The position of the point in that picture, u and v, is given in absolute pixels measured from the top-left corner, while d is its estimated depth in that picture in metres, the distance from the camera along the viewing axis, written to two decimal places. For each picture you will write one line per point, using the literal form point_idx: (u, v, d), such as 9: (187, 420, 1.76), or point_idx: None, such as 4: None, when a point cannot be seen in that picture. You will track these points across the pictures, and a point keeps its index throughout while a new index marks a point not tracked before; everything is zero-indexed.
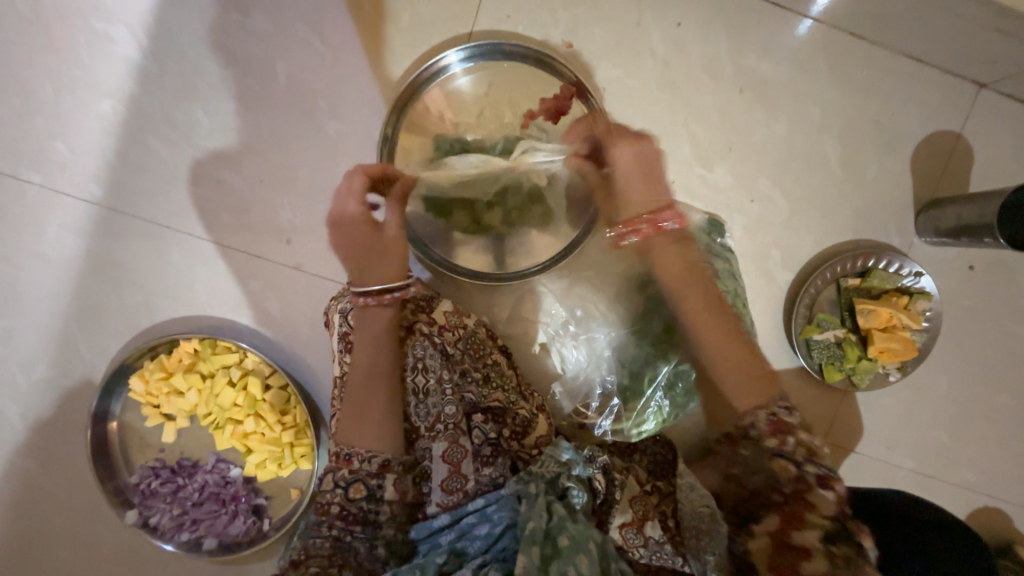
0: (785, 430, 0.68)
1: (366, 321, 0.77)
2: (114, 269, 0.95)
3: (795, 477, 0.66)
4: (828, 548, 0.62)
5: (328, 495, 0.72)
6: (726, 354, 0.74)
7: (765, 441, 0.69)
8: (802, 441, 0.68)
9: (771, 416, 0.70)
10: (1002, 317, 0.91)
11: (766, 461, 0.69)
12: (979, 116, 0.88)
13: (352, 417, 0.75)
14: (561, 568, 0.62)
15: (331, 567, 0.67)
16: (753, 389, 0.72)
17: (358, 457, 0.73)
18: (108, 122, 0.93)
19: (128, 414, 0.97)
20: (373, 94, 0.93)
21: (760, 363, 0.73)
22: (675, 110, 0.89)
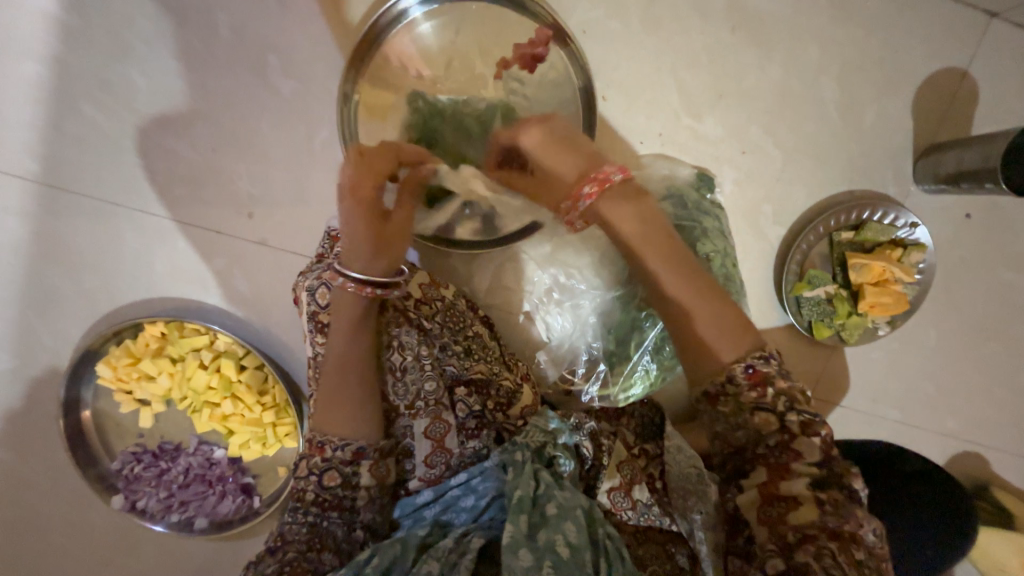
0: (765, 381, 0.57)
1: (336, 307, 0.71)
2: (65, 252, 0.89)
3: (779, 430, 0.56)
4: (817, 495, 0.55)
5: (303, 484, 0.69)
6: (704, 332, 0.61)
7: (745, 396, 0.57)
8: (781, 390, 0.57)
9: (750, 368, 0.57)
10: (996, 265, 0.89)
11: (745, 415, 0.58)
12: (988, 50, 0.82)
13: (324, 404, 0.71)
14: (549, 537, 0.61)
15: (308, 552, 0.66)
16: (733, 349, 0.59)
17: (330, 445, 0.70)
18: (34, 87, 0.83)
19: (101, 401, 0.94)
20: (329, 46, 0.84)
21: (737, 320, 0.61)
22: (662, 53, 0.81)
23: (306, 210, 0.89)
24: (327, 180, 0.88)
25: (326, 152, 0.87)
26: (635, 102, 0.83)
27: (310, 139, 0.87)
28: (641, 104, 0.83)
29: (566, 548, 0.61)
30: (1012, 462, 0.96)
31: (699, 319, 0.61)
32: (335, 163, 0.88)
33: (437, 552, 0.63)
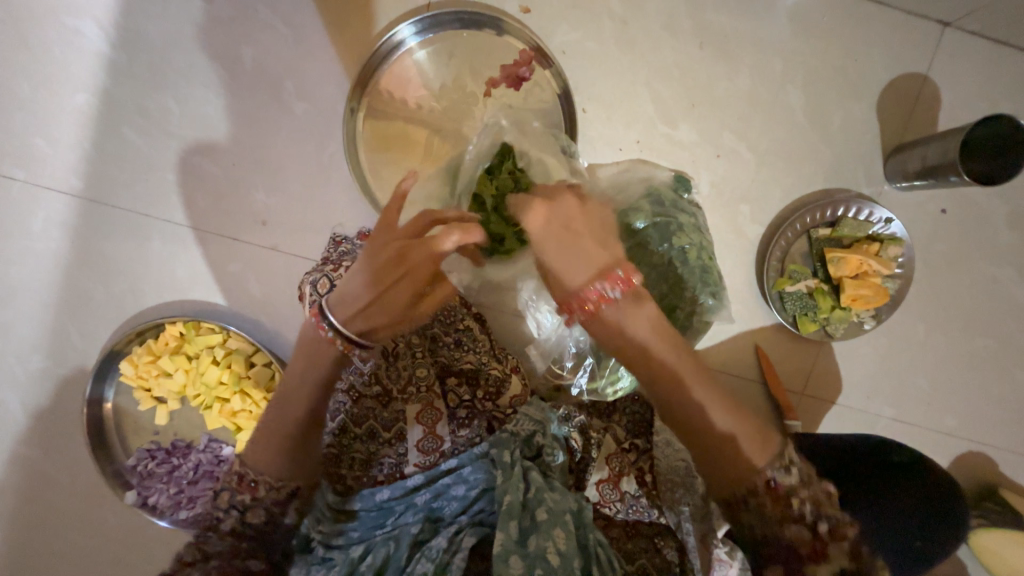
0: (786, 493, 0.58)
1: (309, 355, 0.67)
2: (99, 259, 0.98)
3: (794, 519, 0.57)
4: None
5: (222, 516, 0.67)
6: (709, 421, 0.61)
7: (756, 493, 0.59)
8: (800, 492, 0.57)
9: (771, 482, 0.58)
10: (977, 260, 0.90)
11: (746, 487, 0.59)
12: (945, 56, 0.87)
13: (265, 439, 0.68)
14: (540, 544, 0.63)
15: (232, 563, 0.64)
16: (755, 453, 0.59)
17: (263, 485, 0.67)
18: (83, 115, 0.95)
19: (122, 399, 1.00)
20: (338, 73, 0.94)
21: (738, 427, 0.61)
22: (636, 68, 0.89)
23: (315, 218, 0.97)
24: (334, 191, 0.97)
25: (334, 165, 0.96)
26: (613, 113, 0.90)
27: (319, 153, 0.96)
28: (619, 114, 0.90)
29: (555, 555, 0.63)
30: (1018, 462, 0.94)
31: (695, 389, 0.61)
32: (342, 174, 0.96)
33: (430, 553, 0.66)
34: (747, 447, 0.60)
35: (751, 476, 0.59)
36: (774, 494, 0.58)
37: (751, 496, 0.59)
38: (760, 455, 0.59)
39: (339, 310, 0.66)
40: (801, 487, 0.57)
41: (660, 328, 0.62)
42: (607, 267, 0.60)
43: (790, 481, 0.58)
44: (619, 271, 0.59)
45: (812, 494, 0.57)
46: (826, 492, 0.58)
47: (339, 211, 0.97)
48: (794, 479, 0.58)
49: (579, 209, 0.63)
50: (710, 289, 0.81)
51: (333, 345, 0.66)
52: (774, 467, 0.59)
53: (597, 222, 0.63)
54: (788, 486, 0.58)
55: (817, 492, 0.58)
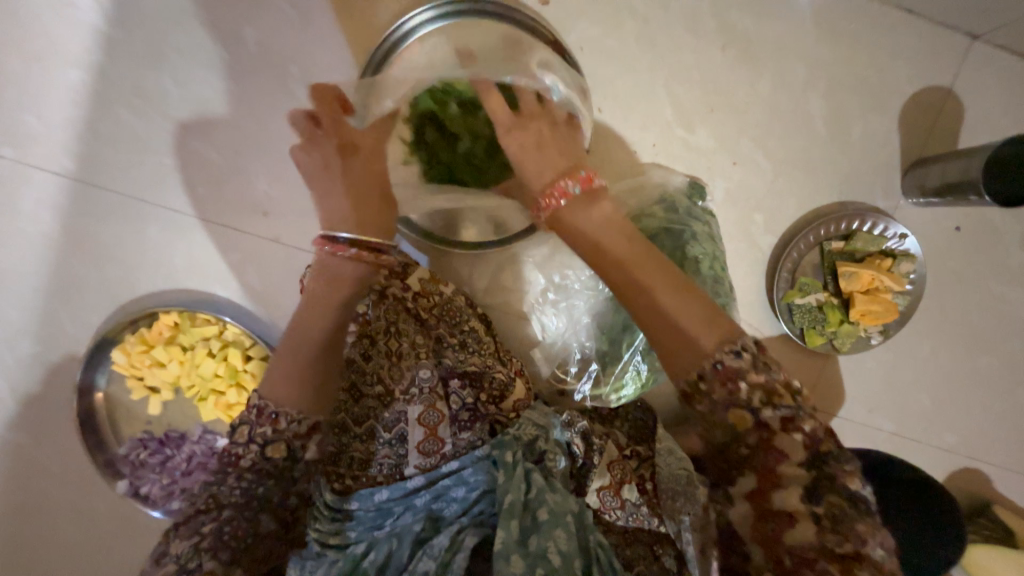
0: (736, 377, 0.55)
1: (329, 277, 0.67)
2: (91, 243, 0.95)
3: (756, 428, 0.56)
4: (812, 510, 0.54)
5: (242, 451, 0.64)
6: (661, 322, 0.58)
7: (716, 393, 0.56)
8: (755, 386, 0.55)
9: (718, 364, 0.55)
10: (988, 279, 0.90)
11: (721, 415, 0.56)
12: (971, 69, 0.85)
13: (283, 366, 0.66)
14: (541, 544, 0.62)
15: (244, 514, 0.64)
16: (705, 335, 0.56)
17: (285, 418, 0.64)
18: (76, 92, 0.91)
19: (113, 388, 0.98)
20: (346, 59, 0.91)
21: (693, 306, 0.58)
22: (655, 68, 0.86)
23: (318, 209, 0.94)
24: None
25: None
26: (630, 115, 0.87)
27: None
28: (636, 116, 0.88)
29: (557, 556, 0.62)
30: (1014, 479, 0.94)
31: (663, 299, 0.58)
32: None
33: (431, 551, 0.64)
34: (701, 329, 0.57)
35: (707, 354, 0.56)
36: (777, 453, 0.55)
37: (741, 443, 0.57)
38: (713, 331, 0.57)
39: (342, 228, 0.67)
40: (777, 415, 0.55)
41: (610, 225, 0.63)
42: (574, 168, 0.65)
43: (797, 446, 0.55)
44: (581, 172, 0.65)
45: (801, 440, 0.55)
46: (865, 496, 0.55)
47: None
48: (783, 407, 0.55)
49: (550, 128, 0.68)
50: (723, 299, 0.78)
51: (357, 261, 0.66)
52: (711, 350, 0.56)
53: (565, 137, 0.69)
54: (818, 488, 0.54)
55: (830, 448, 0.56)
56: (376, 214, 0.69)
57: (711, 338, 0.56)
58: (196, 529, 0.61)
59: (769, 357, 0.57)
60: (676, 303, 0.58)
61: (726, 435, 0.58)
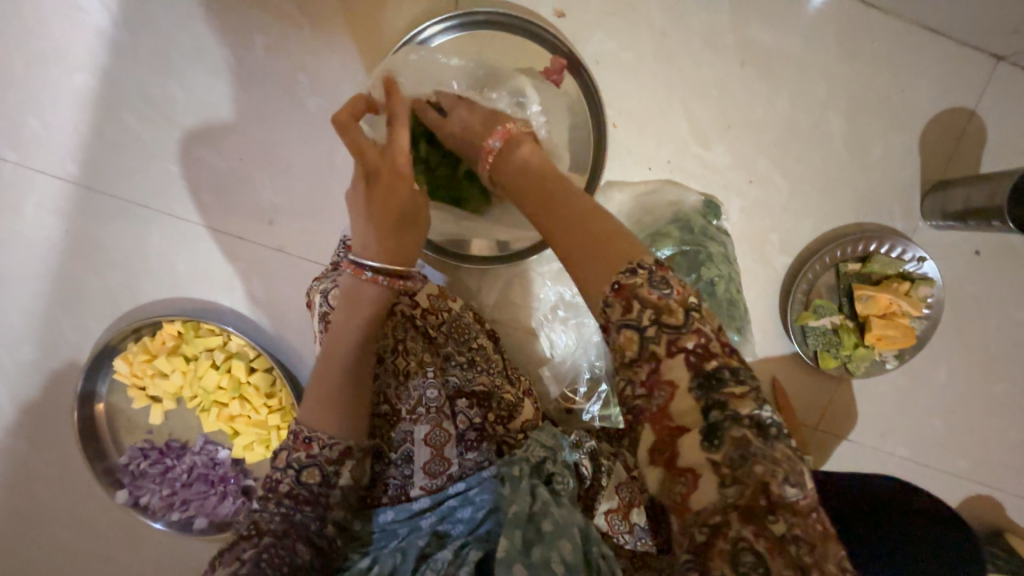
0: (631, 296, 0.43)
1: (348, 301, 0.63)
2: (94, 249, 0.93)
3: (645, 359, 0.42)
4: (712, 457, 0.40)
5: (280, 476, 0.63)
6: (569, 247, 0.48)
7: (611, 318, 0.44)
8: (649, 304, 0.42)
9: (616, 286, 0.43)
10: (1006, 305, 0.88)
11: (614, 350, 0.44)
12: (995, 91, 0.83)
13: (315, 392, 0.64)
14: (543, 553, 0.60)
15: (283, 541, 0.60)
16: (599, 265, 0.45)
17: (318, 443, 0.63)
18: (80, 96, 0.89)
19: (115, 395, 0.97)
20: (356, 68, 0.89)
21: (608, 226, 0.48)
22: (672, 84, 0.85)
23: (324, 220, 0.92)
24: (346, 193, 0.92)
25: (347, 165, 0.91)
26: (644, 130, 0.86)
27: (332, 152, 0.91)
28: (650, 131, 0.86)
29: (560, 565, 0.59)
30: None
31: (591, 219, 0.49)
32: None
33: (435, 564, 0.64)
34: (611, 246, 0.46)
35: (597, 289, 0.45)
36: (664, 402, 0.42)
37: (650, 394, 0.43)
38: (631, 247, 0.46)
39: (367, 254, 0.62)
40: (664, 339, 0.42)
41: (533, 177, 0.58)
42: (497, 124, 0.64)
43: (687, 373, 0.41)
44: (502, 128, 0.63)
45: (686, 360, 0.41)
46: (771, 420, 0.40)
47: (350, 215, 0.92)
48: (638, 333, 0.42)
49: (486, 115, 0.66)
50: (737, 324, 0.77)
51: (376, 285, 0.62)
52: (620, 264, 0.44)
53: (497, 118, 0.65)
54: (715, 427, 0.40)
55: (727, 367, 0.41)
56: (405, 241, 0.63)
57: (615, 255, 0.45)
58: (237, 555, 0.58)
59: (679, 276, 0.43)
60: (588, 218, 0.49)
61: (621, 375, 0.44)
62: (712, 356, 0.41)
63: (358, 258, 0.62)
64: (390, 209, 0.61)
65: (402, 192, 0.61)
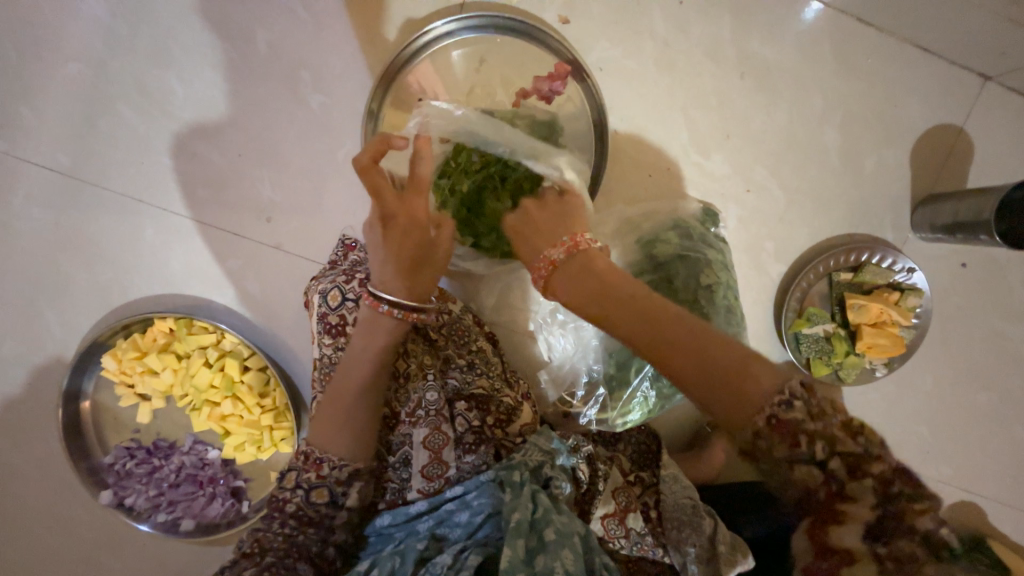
0: (794, 430, 0.41)
1: (365, 331, 0.68)
2: (84, 243, 0.91)
3: (825, 482, 0.40)
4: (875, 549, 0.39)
5: (288, 496, 0.68)
6: (703, 381, 0.46)
7: (775, 448, 0.41)
8: (814, 433, 0.40)
9: (771, 420, 0.42)
10: (990, 316, 0.91)
11: (783, 471, 0.41)
12: (982, 110, 0.86)
13: (328, 416, 0.69)
14: (548, 563, 0.60)
15: (285, 560, 0.64)
16: (741, 393, 0.44)
17: (328, 464, 0.68)
18: (75, 86, 0.87)
19: (101, 393, 0.95)
20: (359, 66, 0.88)
21: (739, 347, 0.47)
22: (674, 93, 0.86)
23: (323, 218, 0.91)
24: (347, 191, 0.91)
25: (348, 164, 0.90)
26: (646, 137, 0.87)
27: (333, 151, 0.90)
28: (652, 140, 0.87)
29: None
30: (1011, 517, 0.95)
31: (714, 345, 0.47)
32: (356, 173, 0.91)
33: (435, 568, 0.64)
34: (750, 374, 0.45)
35: (743, 420, 0.43)
36: (838, 508, 0.40)
37: (818, 500, 0.40)
38: (772, 375, 0.44)
39: (387, 288, 0.66)
40: (839, 462, 0.40)
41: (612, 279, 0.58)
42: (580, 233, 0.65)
43: (868, 493, 0.39)
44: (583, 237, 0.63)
45: (856, 463, 0.39)
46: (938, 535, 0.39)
47: (350, 213, 0.92)
48: (812, 465, 0.40)
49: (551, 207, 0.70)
50: (734, 330, 0.78)
51: (391, 318, 0.66)
52: (767, 397, 0.43)
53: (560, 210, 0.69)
54: (887, 534, 0.39)
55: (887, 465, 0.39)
56: (420, 280, 0.67)
57: (758, 384, 0.44)
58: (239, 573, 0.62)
59: (828, 397, 0.42)
60: (713, 342, 0.48)
61: (789, 480, 0.41)
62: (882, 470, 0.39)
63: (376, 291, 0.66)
64: (411, 254, 0.65)
65: (419, 237, 0.65)
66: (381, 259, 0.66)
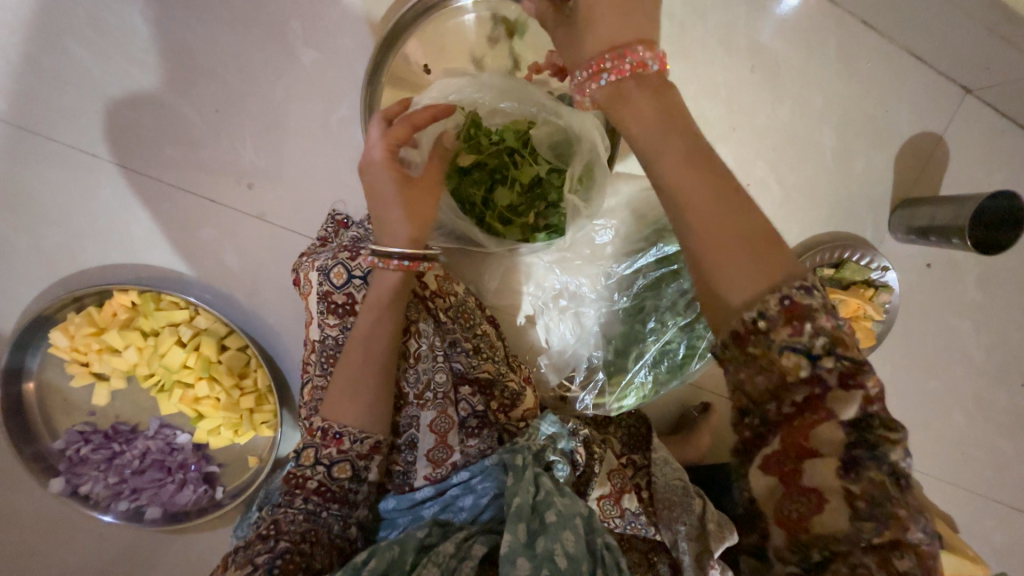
0: (804, 317, 0.39)
1: (386, 298, 0.64)
2: (25, 201, 0.80)
3: (811, 380, 0.39)
4: (848, 487, 0.39)
5: (308, 474, 0.64)
6: (734, 246, 0.41)
7: (777, 333, 0.39)
8: (824, 332, 0.39)
9: (786, 300, 0.39)
10: (945, 313, 1.00)
11: (774, 361, 0.40)
12: (960, 121, 0.92)
13: (340, 388, 0.65)
14: (548, 545, 0.59)
15: (301, 545, 0.61)
16: (756, 271, 0.40)
17: (348, 437, 0.65)
18: (11, 14, 0.74)
19: (50, 371, 0.85)
20: (360, 20, 0.80)
21: (764, 226, 0.42)
22: (686, 81, 0.86)
23: (312, 187, 0.84)
24: (339, 159, 0.84)
25: (342, 130, 0.83)
26: None
27: (325, 114, 0.82)
28: None
29: (564, 559, 0.58)
30: (942, 489, 1.06)
31: (710, 195, 0.42)
32: (351, 140, 0.83)
33: (438, 558, 0.61)
34: (771, 255, 0.41)
35: (755, 301, 0.40)
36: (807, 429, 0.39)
37: (790, 409, 0.40)
38: (785, 264, 0.41)
39: (391, 241, 0.62)
40: (833, 364, 0.39)
41: (669, 126, 0.44)
42: (624, 42, 0.46)
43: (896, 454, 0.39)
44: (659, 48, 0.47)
45: (858, 395, 0.38)
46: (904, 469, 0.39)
47: (343, 184, 0.85)
48: (807, 359, 0.39)
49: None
50: None
51: (399, 272, 0.63)
52: (775, 287, 0.40)
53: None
54: (858, 464, 0.38)
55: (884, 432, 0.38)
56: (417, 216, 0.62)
57: (779, 267, 0.41)
58: (251, 558, 0.59)
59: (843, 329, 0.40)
60: (742, 215, 0.41)
61: (765, 386, 0.40)
62: (896, 440, 0.38)
63: (382, 248, 0.62)
64: (388, 199, 0.61)
65: (393, 183, 0.61)
66: (373, 210, 0.63)
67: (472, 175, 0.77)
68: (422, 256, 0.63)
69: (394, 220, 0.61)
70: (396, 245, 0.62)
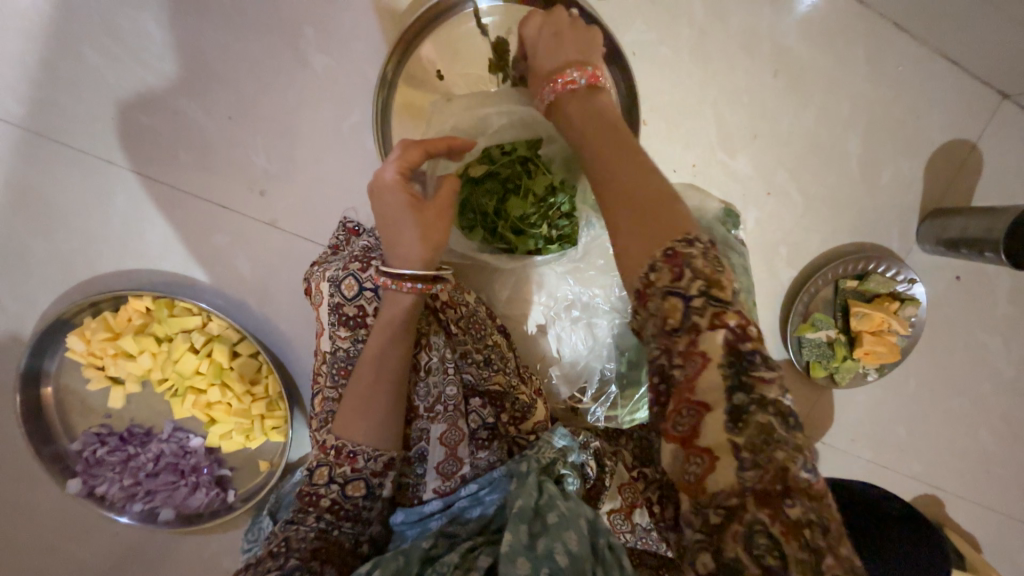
0: (684, 263, 0.39)
1: (397, 314, 0.63)
2: (43, 207, 0.80)
3: (687, 324, 0.38)
4: (734, 439, 0.36)
5: (323, 491, 0.64)
6: (630, 207, 0.44)
7: (658, 279, 0.40)
8: (698, 271, 0.38)
9: (668, 251, 0.40)
10: (973, 327, 0.96)
11: (656, 306, 0.39)
12: (996, 128, 0.87)
13: (352, 405, 0.65)
14: (548, 544, 0.57)
15: (312, 562, 0.61)
16: (650, 223, 0.42)
17: (362, 455, 0.64)
18: (29, 22, 0.75)
19: (68, 374, 0.86)
20: (373, 25, 0.79)
21: (667, 192, 0.45)
22: (706, 86, 0.83)
23: (325, 194, 0.84)
24: (351, 166, 0.83)
25: (354, 137, 0.82)
26: (675, 130, 0.84)
27: (337, 122, 0.82)
28: (678, 133, 0.84)
29: (564, 556, 0.56)
30: (965, 508, 1.02)
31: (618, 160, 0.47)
32: (363, 147, 0.83)
33: (441, 567, 0.59)
34: (670, 214, 0.43)
35: (643, 261, 0.41)
36: (688, 381, 0.38)
37: (671, 363, 0.39)
38: (682, 222, 0.42)
39: (405, 264, 0.61)
40: (705, 305, 0.38)
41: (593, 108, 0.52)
42: (575, 61, 0.55)
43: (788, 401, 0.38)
44: (589, 67, 0.54)
45: (726, 334, 0.37)
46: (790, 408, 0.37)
47: (355, 191, 0.84)
48: (685, 300, 0.38)
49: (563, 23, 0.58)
50: None
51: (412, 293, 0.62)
52: (665, 237, 0.41)
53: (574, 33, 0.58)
54: (739, 412, 0.36)
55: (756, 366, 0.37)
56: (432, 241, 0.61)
57: (675, 223, 0.42)
58: (262, 573, 0.59)
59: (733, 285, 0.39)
60: (646, 179, 0.45)
61: (657, 345, 0.39)
62: (769, 380, 0.37)
63: (393, 269, 0.61)
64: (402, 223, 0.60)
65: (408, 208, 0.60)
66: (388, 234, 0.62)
67: (484, 185, 0.77)
68: (431, 277, 0.61)
69: (409, 246, 0.61)
70: (407, 267, 0.61)
